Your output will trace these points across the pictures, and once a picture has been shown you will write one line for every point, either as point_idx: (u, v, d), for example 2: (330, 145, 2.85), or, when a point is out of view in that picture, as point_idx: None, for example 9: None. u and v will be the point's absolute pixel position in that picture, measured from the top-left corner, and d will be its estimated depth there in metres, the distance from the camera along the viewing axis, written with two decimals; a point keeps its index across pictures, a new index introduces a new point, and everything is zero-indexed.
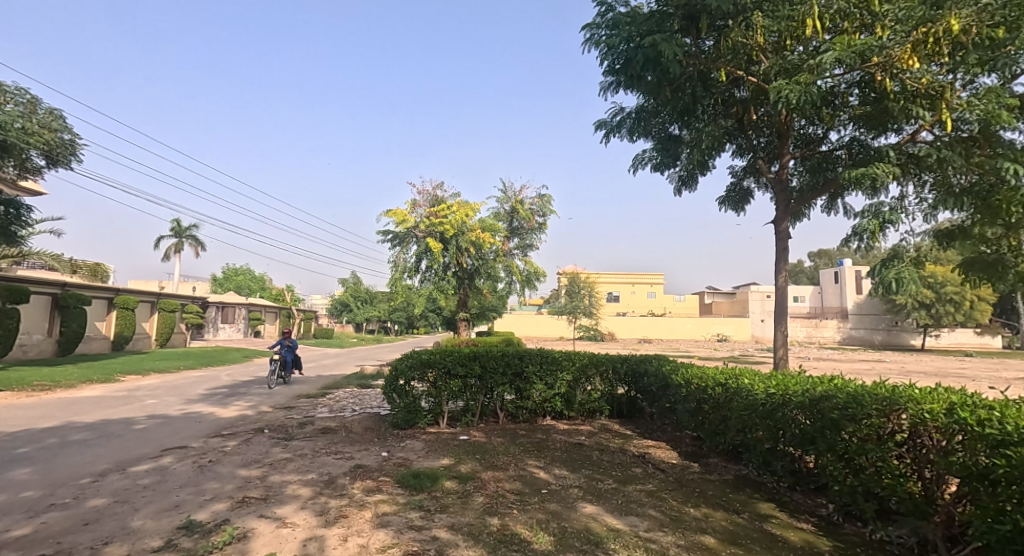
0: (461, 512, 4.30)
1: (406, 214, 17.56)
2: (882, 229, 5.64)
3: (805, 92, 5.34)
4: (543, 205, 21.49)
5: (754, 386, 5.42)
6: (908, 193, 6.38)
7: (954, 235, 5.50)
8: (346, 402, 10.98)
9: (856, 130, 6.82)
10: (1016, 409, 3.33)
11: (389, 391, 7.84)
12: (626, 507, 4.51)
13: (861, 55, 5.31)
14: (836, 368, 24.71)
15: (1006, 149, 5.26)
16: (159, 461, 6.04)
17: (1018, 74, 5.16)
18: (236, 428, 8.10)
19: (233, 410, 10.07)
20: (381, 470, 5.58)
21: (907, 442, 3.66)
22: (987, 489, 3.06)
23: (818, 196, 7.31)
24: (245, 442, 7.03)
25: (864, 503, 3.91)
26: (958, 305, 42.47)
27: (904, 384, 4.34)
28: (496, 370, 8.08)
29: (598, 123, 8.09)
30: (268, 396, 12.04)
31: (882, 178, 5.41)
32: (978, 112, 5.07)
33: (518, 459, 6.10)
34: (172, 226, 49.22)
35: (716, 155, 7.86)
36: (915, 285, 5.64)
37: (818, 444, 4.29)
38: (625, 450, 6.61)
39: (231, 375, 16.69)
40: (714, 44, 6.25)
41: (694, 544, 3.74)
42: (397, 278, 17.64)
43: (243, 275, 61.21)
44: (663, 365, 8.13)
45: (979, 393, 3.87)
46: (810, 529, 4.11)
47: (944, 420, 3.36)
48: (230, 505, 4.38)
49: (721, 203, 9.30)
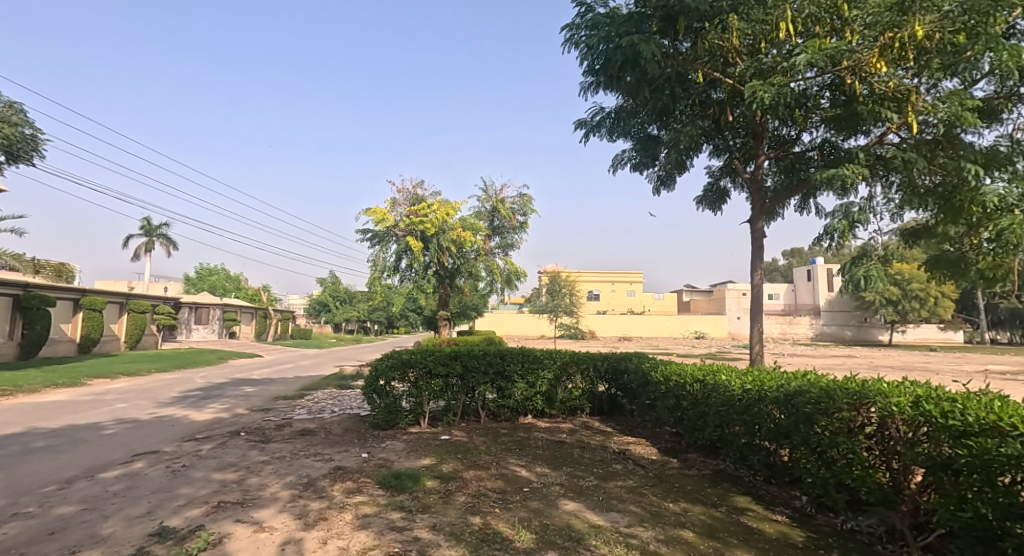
0: (443, 511, 4.30)
1: (385, 213, 17.31)
2: (852, 228, 5.79)
3: (777, 94, 5.47)
4: (524, 204, 21.40)
5: (732, 382, 5.54)
6: (876, 194, 6.54)
7: (920, 234, 5.79)
8: (325, 403, 10.84)
9: (827, 132, 7.00)
10: (977, 401, 3.46)
11: (369, 391, 7.79)
12: (607, 504, 4.55)
13: (831, 59, 5.41)
14: (808, 364, 25.48)
15: (969, 151, 5.44)
16: (129, 467, 5.86)
17: (978, 78, 5.32)
18: (211, 432, 7.91)
19: (208, 413, 9.85)
20: (361, 471, 5.52)
21: (875, 434, 3.79)
22: (950, 478, 3.18)
23: (792, 196, 7.51)
24: (221, 445, 6.89)
25: (836, 494, 4.04)
26: (922, 301, 44.27)
27: (874, 378, 4.49)
28: (478, 369, 8.07)
29: (578, 123, 8.13)
30: (243, 399, 11.73)
31: (852, 179, 5.53)
32: (944, 114, 5.17)
33: (500, 458, 6.10)
34: (142, 225, 47.88)
35: (693, 156, 7.99)
36: (882, 283, 5.80)
37: (793, 438, 4.41)
38: (605, 447, 6.68)
39: (205, 378, 16.28)
40: (691, 46, 6.33)
41: (673, 539, 3.81)
42: (377, 278, 17.39)
43: (217, 275, 59.93)
44: (643, 362, 8.22)
45: (943, 385, 4.02)
46: (784, 521, 4.22)
47: (910, 412, 3.50)
48: (205, 510, 4.29)
49: (699, 203, 9.45)
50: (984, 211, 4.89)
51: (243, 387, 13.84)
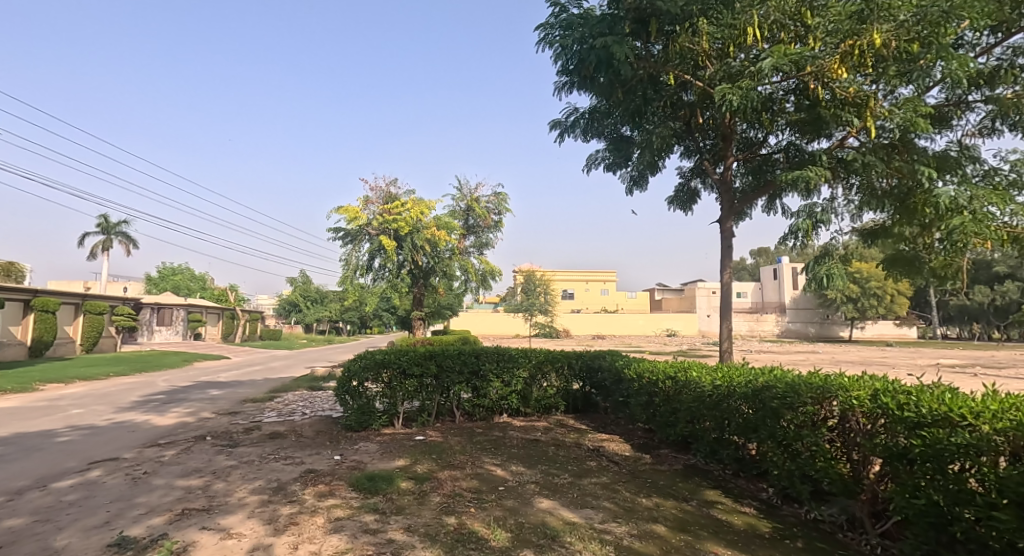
0: (418, 512, 4.27)
1: (358, 211, 17.06)
2: (815, 228, 5.99)
3: (745, 97, 5.61)
4: (499, 203, 21.40)
5: (702, 378, 5.66)
6: (837, 195, 6.76)
7: (877, 234, 6.05)
8: (295, 405, 10.61)
9: (792, 135, 7.21)
10: (930, 394, 3.63)
11: (342, 392, 7.67)
12: (581, 500, 4.60)
13: (796, 64, 5.57)
14: (774, 360, 26.32)
15: (922, 155, 5.71)
16: (85, 475, 5.62)
17: (930, 85, 5.56)
18: (175, 437, 7.65)
19: (170, 417, 9.53)
20: (333, 474, 5.43)
21: (837, 427, 3.93)
22: (906, 468, 3.32)
23: (759, 196, 7.72)
24: (186, 451, 6.67)
25: (800, 485, 4.18)
26: (880, 298, 46.24)
27: (835, 373, 4.66)
28: (452, 369, 8.02)
29: (552, 123, 8.16)
30: (209, 403, 11.39)
31: (816, 180, 5.71)
32: (899, 120, 5.39)
33: (475, 457, 6.09)
34: (99, 223, 45.92)
35: (665, 157, 8.12)
36: (843, 280, 6.02)
37: (761, 432, 4.55)
38: (580, 445, 6.74)
39: (167, 381, 15.72)
40: (663, 49, 6.43)
41: (646, 533, 3.87)
42: (349, 277, 17.13)
43: (181, 275, 57.97)
44: (616, 360, 8.34)
45: (899, 379, 4.20)
46: (752, 513, 4.35)
47: (868, 405, 3.64)
48: (168, 519, 4.15)
49: (670, 203, 9.62)
50: (935, 212, 5.13)
51: (208, 390, 13.45)
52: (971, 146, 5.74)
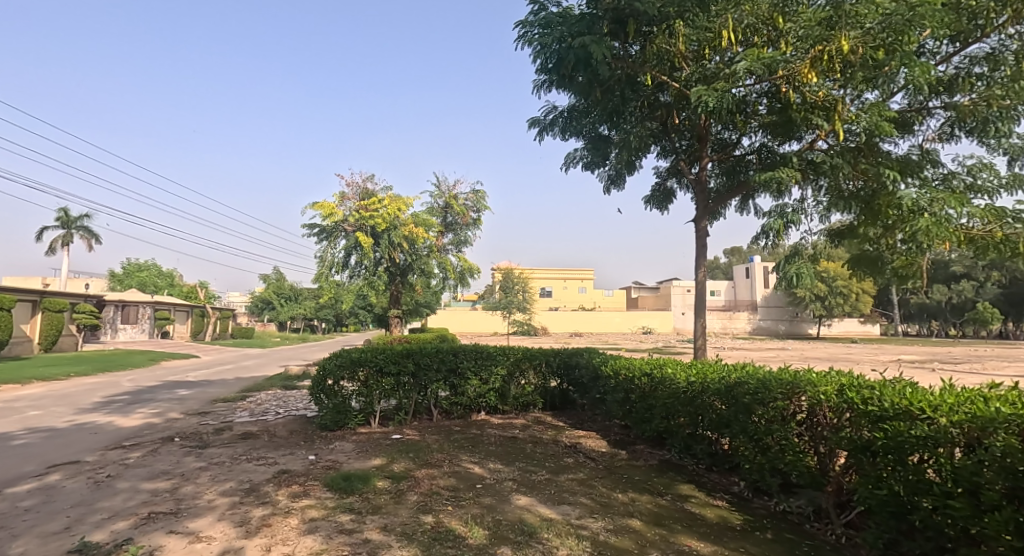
0: (394, 512, 4.24)
1: (334, 207, 16.78)
2: (786, 228, 6.15)
3: (720, 99, 5.71)
4: (478, 200, 21.34)
5: (677, 375, 5.76)
6: (807, 196, 6.94)
7: (844, 234, 6.25)
8: (268, 404, 10.40)
9: (765, 137, 7.38)
10: (892, 388, 3.77)
11: (316, 391, 7.54)
12: (559, 497, 4.63)
13: (768, 68, 5.69)
14: (746, 357, 26.96)
15: (886, 158, 5.91)
16: (44, 480, 5.40)
17: (894, 91, 5.75)
18: (140, 439, 7.41)
19: (135, 418, 9.22)
20: (307, 474, 5.34)
21: (805, 422, 4.04)
22: (869, 460, 3.44)
23: (732, 197, 7.89)
24: (152, 452, 6.47)
25: (770, 479, 4.29)
26: (846, 296, 47.82)
27: (804, 369, 4.79)
28: (430, 367, 7.96)
29: (531, 121, 8.17)
30: (177, 403, 11.07)
31: (787, 181, 5.86)
32: (866, 123, 5.56)
33: (453, 455, 6.07)
34: (58, 217, 44.09)
35: (642, 156, 8.22)
36: (811, 280, 6.19)
37: (733, 427, 4.65)
38: (557, 442, 6.79)
39: (132, 381, 15.20)
40: (640, 50, 6.50)
41: (621, 528, 3.93)
42: (324, 274, 16.85)
43: (147, 271, 56.07)
44: (593, 357, 8.42)
45: (864, 374, 4.34)
46: (724, 506, 4.45)
47: (835, 400, 3.76)
48: (133, 523, 4.02)
49: (647, 203, 9.74)
50: (899, 214, 5.24)
51: (176, 391, 13.07)
52: (931, 151, 5.97)
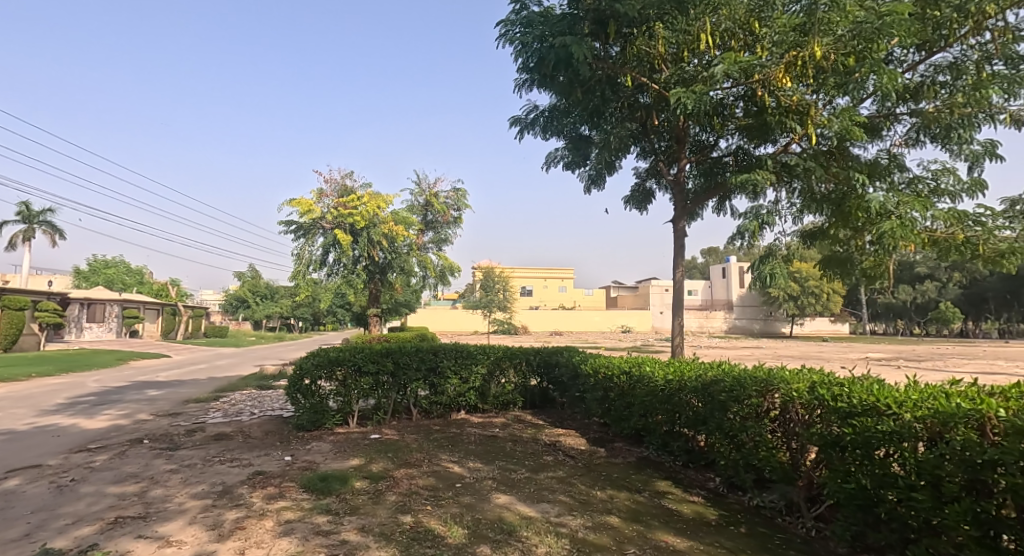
0: (372, 512, 4.19)
1: (311, 204, 16.52)
2: (761, 229, 6.28)
3: (698, 101, 5.79)
4: (458, 199, 21.25)
5: (655, 373, 5.84)
6: (781, 198, 7.09)
7: (816, 235, 6.42)
8: (243, 405, 10.19)
9: (741, 140, 7.51)
10: (861, 385, 3.88)
11: (293, 391, 7.41)
12: (538, 495, 4.65)
13: (745, 72, 5.79)
14: (722, 355, 27.51)
15: (856, 163, 6.08)
16: (3, 485, 5.18)
17: (863, 97, 5.91)
18: (107, 441, 7.18)
19: (102, 420, 8.92)
20: (283, 476, 5.25)
21: (778, 418, 4.14)
22: (838, 454, 3.54)
23: (710, 198, 8.02)
24: (120, 455, 6.28)
25: (744, 474, 4.38)
26: (818, 296, 49.17)
27: (778, 366, 4.90)
28: (410, 366, 7.90)
29: (512, 120, 8.16)
30: (147, 404, 10.76)
31: (762, 183, 5.98)
32: (837, 128, 5.71)
33: (432, 455, 6.04)
34: (20, 211, 42.35)
35: (622, 157, 8.29)
36: (784, 280, 6.34)
37: (709, 424, 4.74)
38: (537, 440, 6.82)
39: (99, 382, 14.70)
40: (620, 51, 6.55)
41: (600, 525, 3.96)
42: (301, 272, 16.59)
43: (115, 268, 54.31)
44: (573, 356, 8.47)
45: (834, 372, 4.46)
46: (700, 501, 4.53)
47: (807, 397, 3.86)
48: (99, 528, 3.89)
49: (626, 203, 9.83)
50: (868, 217, 5.35)
51: (145, 391, 12.70)
52: (898, 156, 6.17)
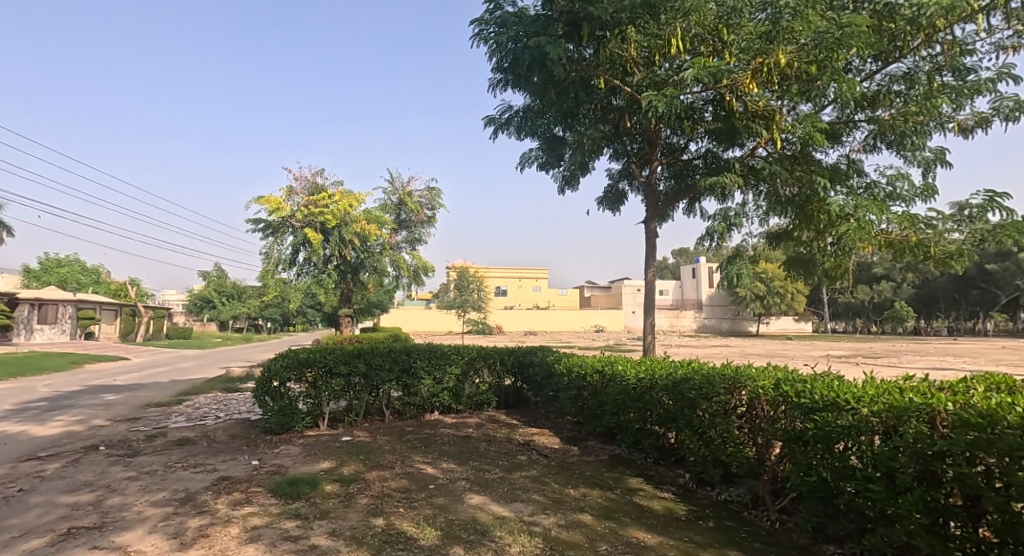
0: (343, 515, 4.12)
1: (280, 202, 16.13)
2: (729, 230, 6.44)
3: (669, 104, 5.90)
4: (432, 198, 21.11)
5: (627, 372, 5.92)
6: (748, 201, 7.29)
7: (781, 237, 6.62)
8: (207, 408, 9.86)
9: (710, 143, 7.69)
10: (823, 382, 4.02)
11: (261, 393, 7.22)
12: (511, 494, 4.65)
13: (714, 77, 5.93)
14: (692, 354, 28.13)
15: (818, 167, 6.30)
16: None
17: (825, 104, 6.13)
18: (59, 448, 6.84)
19: (54, 426, 8.50)
20: (250, 480, 5.11)
21: (745, 415, 4.25)
22: (801, 449, 3.66)
23: (680, 200, 8.18)
24: (73, 463, 5.99)
25: (713, 470, 4.49)
26: (783, 295, 50.79)
27: (745, 364, 5.03)
28: (382, 366, 7.80)
29: (486, 119, 8.15)
30: (103, 409, 10.30)
31: (729, 186, 6.14)
32: (800, 133, 5.91)
33: (405, 456, 5.97)
34: None
35: (595, 158, 8.37)
36: (751, 280, 6.52)
37: (679, 422, 4.83)
38: (511, 439, 6.82)
39: (51, 386, 14.00)
40: (594, 53, 6.62)
41: (573, 523, 3.99)
42: (270, 271, 16.19)
43: (70, 267, 51.83)
44: (547, 355, 8.51)
45: (798, 369, 4.61)
46: (670, 497, 4.61)
47: (772, 394, 3.98)
48: (49, 541, 3.70)
49: (599, 203, 9.95)
50: (828, 219, 5.59)
51: (102, 396, 12.16)
52: (857, 161, 6.42)
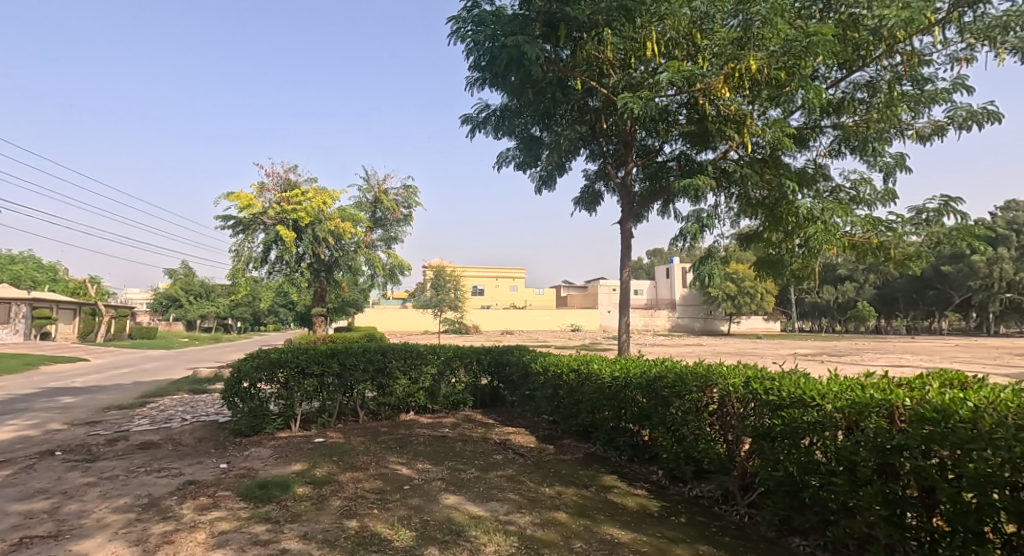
0: (315, 518, 4.05)
1: (251, 198, 15.72)
2: (701, 231, 6.56)
3: (643, 106, 5.97)
4: (408, 196, 20.90)
5: (602, 370, 5.98)
6: (720, 203, 7.45)
7: (751, 238, 6.78)
8: (173, 411, 9.54)
9: (684, 145, 7.81)
10: (790, 379, 4.14)
11: (230, 395, 7.03)
12: (487, 494, 4.65)
13: (687, 80, 6.03)
14: (666, 352, 28.64)
15: (787, 171, 6.47)
16: None
17: (793, 110, 6.30)
18: (12, 454, 6.51)
19: (5, 431, 8.09)
20: (217, 484, 4.96)
21: (717, 412, 4.34)
22: (769, 445, 3.76)
23: (654, 201, 8.30)
24: (27, 469, 5.72)
25: (685, 466, 4.57)
26: (754, 295, 52.09)
27: (717, 362, 5.14)
28: (357, 366, 7.68)
29: (463, 118, 8.11)
30: (60, 412, 9.86)
31: (702, 188, 6.26)
32: (770, 137, 6.07)
33: (379, 457, 5.90)
34: None
35: (572, 158, 8.42)
36: (722, 280, 6.66)
37: (653, 419, 4.91)
38: (487, 439, 6.81)
39: (3, 389, 13.32)
40: (570, 54, 6.67)
41: (548, 521, 4.01)
42: (240, 270, 15.77)
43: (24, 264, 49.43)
44: (524, 355, 8.53)
45: (767, 366, 4.73)
46: (644, 494, 4.68)
47: (742, 392, 4.07)
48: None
49: (576, 203, 10.01)
50: (796, 221, 5.76)
51: (59, 399, 11.63)
52: (823, 165, 6.63)
